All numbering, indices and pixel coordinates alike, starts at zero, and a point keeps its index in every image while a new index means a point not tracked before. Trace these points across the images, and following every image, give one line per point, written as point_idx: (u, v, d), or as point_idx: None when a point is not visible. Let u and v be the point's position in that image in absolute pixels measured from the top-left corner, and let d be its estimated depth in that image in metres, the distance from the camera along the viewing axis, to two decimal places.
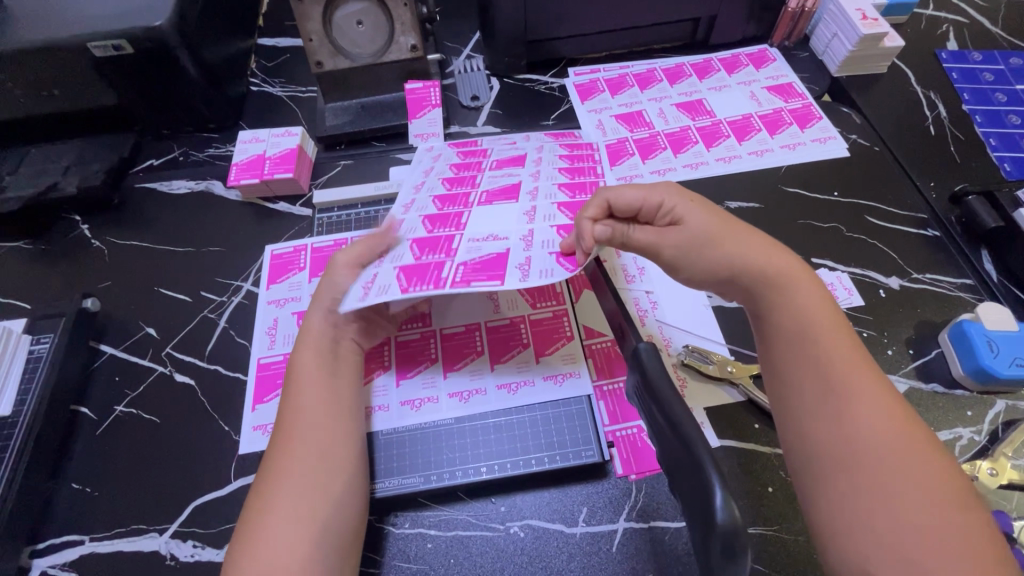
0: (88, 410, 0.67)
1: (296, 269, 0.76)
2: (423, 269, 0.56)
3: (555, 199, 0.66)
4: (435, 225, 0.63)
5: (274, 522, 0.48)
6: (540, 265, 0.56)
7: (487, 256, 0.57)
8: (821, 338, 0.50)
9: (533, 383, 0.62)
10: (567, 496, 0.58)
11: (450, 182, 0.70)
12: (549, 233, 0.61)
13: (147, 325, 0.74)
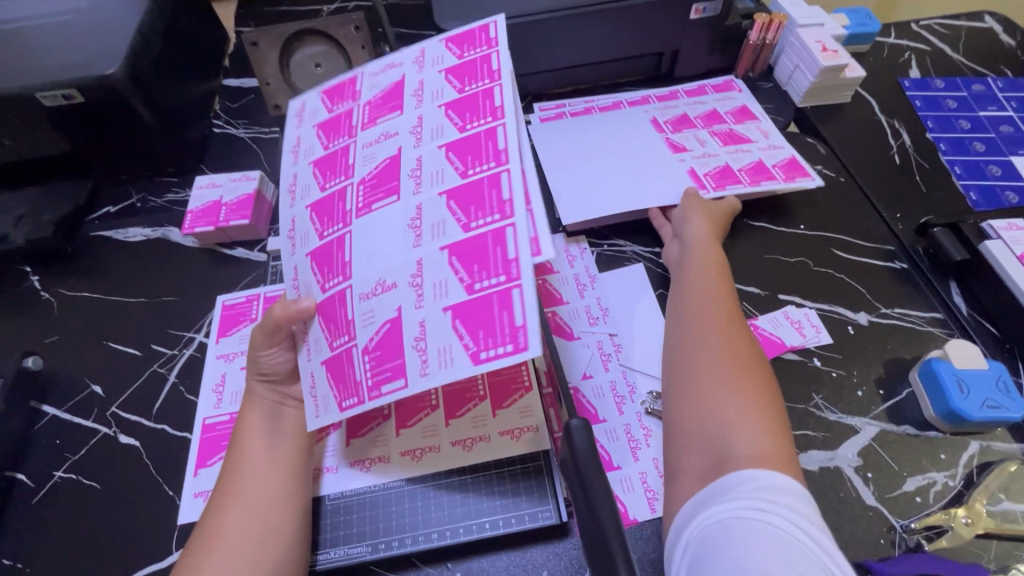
0: (26, 476, 0.64)
1: (247, 321, 0.74)
2: (332, 308, 0.52)
3: (441, 183, 0.50)
4: (322, 221, 0.56)
5: None
6: (433, 277, 0.47)
7: (383, 333, 0.48)
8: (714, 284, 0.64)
9: (488, 439, 0.58)
10: (526, 560, 0.54)
11: (323, 168, 0.58)
12: (438, 267, 0.47)
13: (94, 383, 0.71)
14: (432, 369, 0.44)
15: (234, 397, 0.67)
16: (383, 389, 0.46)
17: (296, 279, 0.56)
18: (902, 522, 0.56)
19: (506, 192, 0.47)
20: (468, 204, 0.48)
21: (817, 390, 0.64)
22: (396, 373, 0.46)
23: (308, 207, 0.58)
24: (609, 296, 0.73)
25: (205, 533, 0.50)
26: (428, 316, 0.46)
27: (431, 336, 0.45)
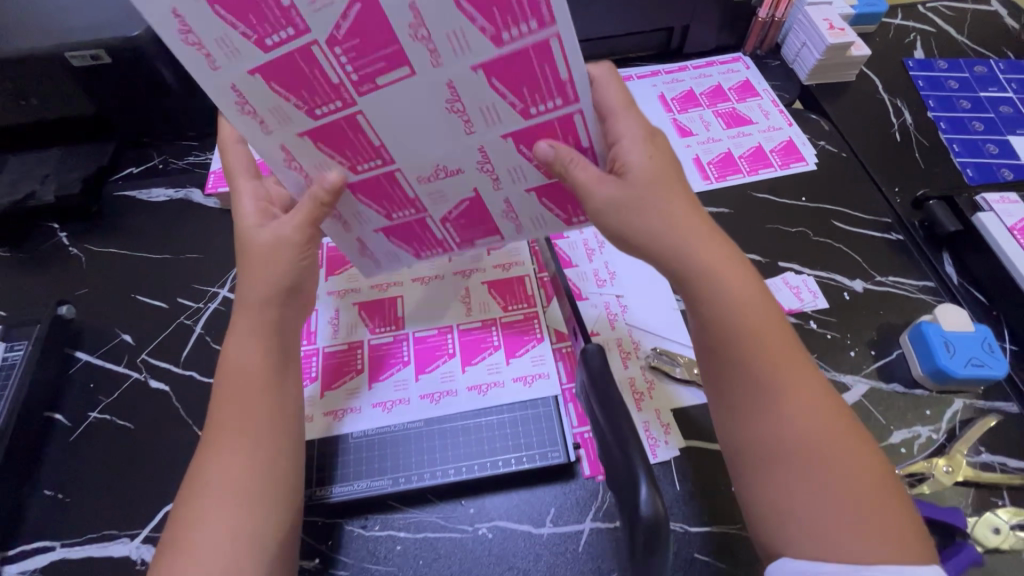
0: (63, 416, 0.68)
1: None
2: (377, 184, 0.56)
3: (469, 54, 0.44)
4: (313, 107, 0.48)
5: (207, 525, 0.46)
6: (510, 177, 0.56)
7: (464, 210, 0.60)
8: (758, 341, 0.49)
9: (503, 384, 0.62)
10: (535, 497, 0.59)
11: (232, 9, 0.41)
12: (504, 150, 0.53)
13: (124, 332, 0.74)
14: (524, 228, 0.63)
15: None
16: (474, 242, 0.66)
17: (294, 161, 0.53)
18: None
19: (563, 70, 0.46)
20: (520, 84, 0.47)
21: (812, 350, 0.68)
22: (487, 229, 0.63)
23: (256, 78, 0.45)
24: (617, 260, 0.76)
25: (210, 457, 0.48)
26: (509, 193, 0.58)
27: (518, 210, 0.61)
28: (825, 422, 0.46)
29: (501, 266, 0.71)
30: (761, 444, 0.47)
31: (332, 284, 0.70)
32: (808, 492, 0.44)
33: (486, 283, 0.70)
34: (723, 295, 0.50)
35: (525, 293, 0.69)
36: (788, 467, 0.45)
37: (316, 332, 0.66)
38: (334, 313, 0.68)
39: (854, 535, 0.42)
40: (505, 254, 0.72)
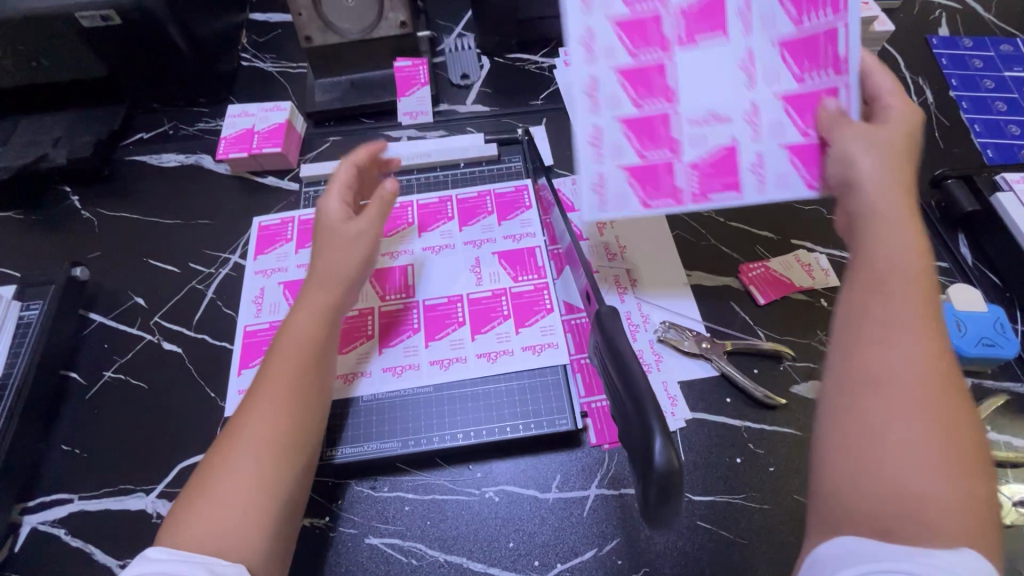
0: (78, 375, 0.69)
1: (283, 241, 0.77)
2: (650, 131, 0.57)
3: (777, 84, 0.56)
4: (638, 91, 0.56)
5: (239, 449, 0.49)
6: (778, 168, 0.57)
7: (716, 154, 0.57)
8: (896, 292, 0.44)
9: (512, 352, 0.63)
10: (542, 464, 0.60)
11: (627, 30, 0.55)
12: (778, 154, 0.56)
13: (137, 295, 0.75)
14: (769, 186, 0.57)
15: (273, 308, 0.71)
16: (711, 195, 0.58)
17: (602, 187, 0.57)
18: None
19: (844, 51, 0.54)
20: (802, 111, 0.56)
21: (821, 327, 0.68)
22: (729, 185, 0.58)
23: (616, 74, 0.55)
24: None
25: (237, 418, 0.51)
26: (685, 154, 0.57)
27: (770, 168, 0.57)
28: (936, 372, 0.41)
29: (512, 237, 0.71)
30: (854, 377, 0.42)
31: None
32: (890, 434, 0.39)
33: (496, 254, 0.70)
34: (887, 246, 0.47)
35: (535, 265, 0.69)
36: (871, 403, 0.41)
37: None
38: None
39: (927, 487, 0.37)
40: (516, 225, 0.72)
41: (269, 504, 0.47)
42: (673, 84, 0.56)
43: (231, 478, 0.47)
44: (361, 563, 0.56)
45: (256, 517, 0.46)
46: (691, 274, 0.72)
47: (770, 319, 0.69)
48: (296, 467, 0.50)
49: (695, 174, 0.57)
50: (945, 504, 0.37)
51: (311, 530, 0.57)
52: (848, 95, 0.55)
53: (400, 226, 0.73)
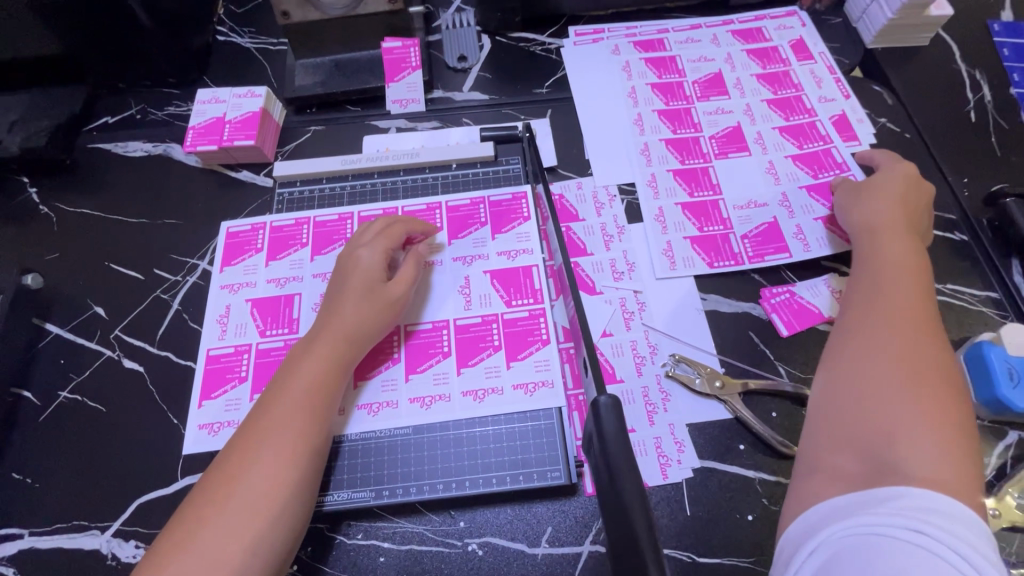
0: (32, 394, 0.63)
1: (253, 250, 0.66)
2: (705, 207, 0.70)
3: (784, 151, 0.74)
4: (683, 156, 0.75)
5: (239, 490, 0.45)
6: (814, 233, 0.68)
7: (764, 227, 0.69)
8: (890, 277, 0.54)
9: (502, 391, 0.56)
10: (532, 515, 0.54)
11: (670, 121, 0.77)
12: (803, 199, 0.71)
13: (97, 304, 0.69)
14: (812, 247, 0.67)
15: (239, 329, 0.62)
16: (766, 257, 0.67)
17: (670, 252, 0.67)
18: None
19: (839, 158, 0.73)
20: (812, 166, 0.73)
21: None
22: (780, 248, 0.67)
23: (670, 172, 0.73)
24: (637, 251, 0.68)
25: (222, 464, 0.47)
26: (736, 211, 0.70)
27: (809, 233, 0.68)
28: (917, 337, 0.48)
29: (507, 254, 0.63)
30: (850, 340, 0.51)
31: (320, 266, 0.65)
32: (874, 377, 0.46)
33: (489, 273, 0.62)
34: (894, 248, 0.57)
35: (531, 288, 0.61)
36: (864, 352, 0.49)
37: (299, 319, 0.62)
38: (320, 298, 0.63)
39: (902, 416, 0.43)
40: (512, 240, 0.64)
41: (245, 568, 0.43)
42: (718, 182, 0.72)
43: (207, 533, 0.44)
44: None
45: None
46: (706, 299, 0.65)
47: (793, 353, 0.61)
48: (277, 526, 0.46)
49: (747, 243, 0.68)
50: (929, 444, 0.41)
51: None
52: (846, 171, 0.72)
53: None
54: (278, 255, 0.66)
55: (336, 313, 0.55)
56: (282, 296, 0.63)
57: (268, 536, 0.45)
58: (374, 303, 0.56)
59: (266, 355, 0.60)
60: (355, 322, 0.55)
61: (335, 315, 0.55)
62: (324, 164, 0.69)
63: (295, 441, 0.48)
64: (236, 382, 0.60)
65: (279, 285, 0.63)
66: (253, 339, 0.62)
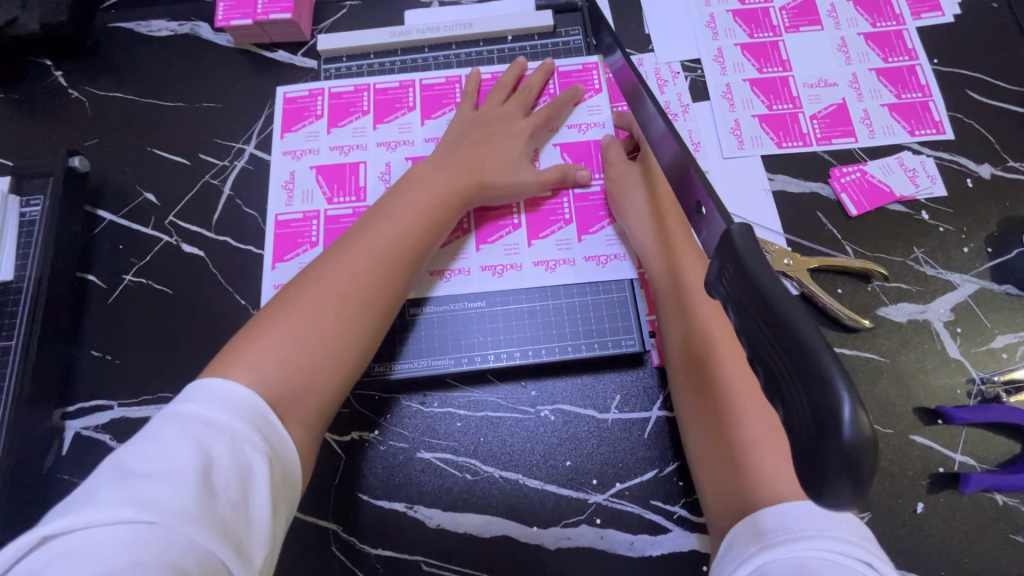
0: (96, 278, 0.64)
1: (312, 118, 0.63)
2: (774, 85, 0.66)
3: (857, 27, 0.69)
4: (751, 29, 0.69)
5: (307, 312, 0.49)
6: (881, 120, 0.65)
7: (834, 108, 0.65)
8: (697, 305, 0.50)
9: (574, 263, 0.59)
10: (600, 384, 0.56)
11: None
12: (872, 81, 0.66)
13: (146, 191, 0.67)
14: (878, 134, 0.64)
15: (306, 196, 0.61)
16: (834, 140, 0.64)
17: (738, 131, 0.65)
18: (983, 375, 0.55)
19: (911, 43, 0.67)
20: (884, 47, 0.68)
21: (918, 243, 0.60)
22: (846, 133, 0.64)
23: (738, 47, 0.68)
24: (703, 130, 0.65)
25: (298, 288, 0.50)
26: (803, 92, 0.66)
27: (875, 119, 0.65)
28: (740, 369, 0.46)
29: (577, 127, 0.63)
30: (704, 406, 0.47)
31: (383, 135, 0.62)
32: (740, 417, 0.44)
33: (556, 146, 0.63)
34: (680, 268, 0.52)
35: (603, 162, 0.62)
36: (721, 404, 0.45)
37: (366, 188, 0.61)
38: (385, 167, 0.61)
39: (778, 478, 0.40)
40: (582, 112, 0.64)
41: (308, 376, 0.47)
42: (787, 58, 0.68)
43: (281, 345, 0.47)
44: (415, 476, 0.55)
45: (296, 395, 0.46)
46: (773, 179, 0.63)
47: (861, 232, 0.61)
48: (339, 360, 0.49)
49: (817, 124, 0.65)
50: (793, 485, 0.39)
51: (361, 444, 0.56)
52: (918, 57, 0.67)
53: (446, 106, 0.63)
54: (339, 122, 0.63)
55: (419, 186, 0.56)
56: (346, 164, 0.61)
57: (332, 368, 0.49)
58: (459, 179, 0.57)
59: (337, 222, 0.60)
60: (436, 196, 0.56)
61: (423, 177, 0.57)
62: (372, 37, 0.65)
63: (361, 286, 0.51)
64: (308, 247, 0.60)
65: (345, 152, 0.62)
66: (320, 207, 0.61)
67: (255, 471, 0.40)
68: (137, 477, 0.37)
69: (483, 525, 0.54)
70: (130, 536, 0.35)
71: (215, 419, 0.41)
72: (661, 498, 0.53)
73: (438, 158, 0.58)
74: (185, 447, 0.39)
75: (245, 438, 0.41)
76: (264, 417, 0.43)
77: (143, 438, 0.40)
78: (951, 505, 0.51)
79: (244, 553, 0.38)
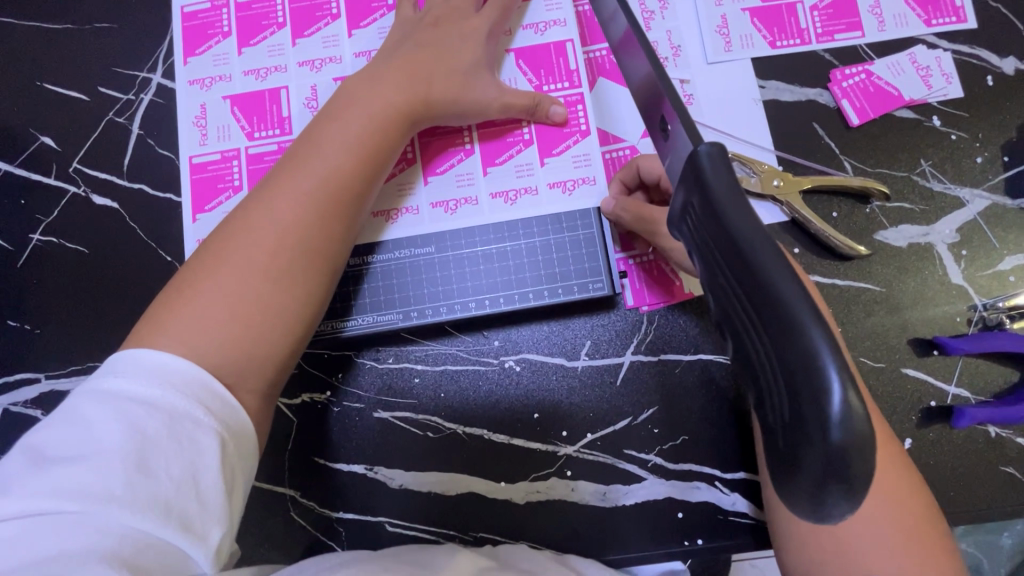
0: (1, 239, 0.56)
1: (218, 36, 0.53)
2: None
3: None
4: None
5: (227, 269, 0.39)
6: (893, 8, 0.55)
7: None
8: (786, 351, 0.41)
9: (537, 192, 0.51)
10: (568, 330, 0.52)
11: None
12: None
13: (43, 134, 0.58)
14: (889, 27, 0.55)
15: (222, 132, 0.51)
16: (837, 36, 0.55)
17: (725, 29, 0.55)
18: (986, 302, 0.50)
19: None
20: None
21: (926, 155, 0.53)
22: (851, 27, 0.55)
23: None
24: (684, 29, 0.56)
25: (222, 236, 0.41)
26: None
27: (886, 7, 0.55)
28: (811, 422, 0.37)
29: (535, 27, 0.53)
30: None
31: (305, 53, 0.52)
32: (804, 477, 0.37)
33: (513, 52, 0.53)
34: None
35: (566, 67, 0.52)
36: None
37: (291, 119, 0.51)
38: (311, 91, 0.52)
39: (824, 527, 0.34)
40: (539, 9, 0.53)
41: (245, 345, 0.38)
42: None
43: (208, 300, 0.38)
44: (372, 436, 0.52)
45: (243, 362, 0.38)
46: (765, 87, 0.54)
47: (863, 145, 0.53)
48: (287, 316, 0.41)
49: (817, 16, 0.55)
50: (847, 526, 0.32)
51: (313, 406, 0.52)
52: None
53: (377, 11, 0.53)
54: (250, 40, 0.52)
55: (356, 103, 0.46)
56: (265, 91, 0.52)
57: (277, 325, 0.40)
58: (401, 93, 0.47)
59: (259, 161, 0.51)
60: (376, 112, 0.46)
61: (355, 93, 0.46)
62: None
63: (297, 234, 0.41)
64: (231, 192, 0.51)
65: (260, 77, 0.52)
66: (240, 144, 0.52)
67: (198, 446, 0.33)
68: (56, 464, 0.31)
69: (449, 482, 0.51)
70: (51, 531, 0.29)
71: (139, 393, 0.33)
72: (635, 447, 0.50)
73: (368, 69, 0.48)
74: (104, 427, 0.32)
75: (181, 410, 0.33)
76: (205, 384, 0.35)
77: (58, 416, 0.33)
78: (941, 440, 0.49)
79: (197, 535, 0.32)
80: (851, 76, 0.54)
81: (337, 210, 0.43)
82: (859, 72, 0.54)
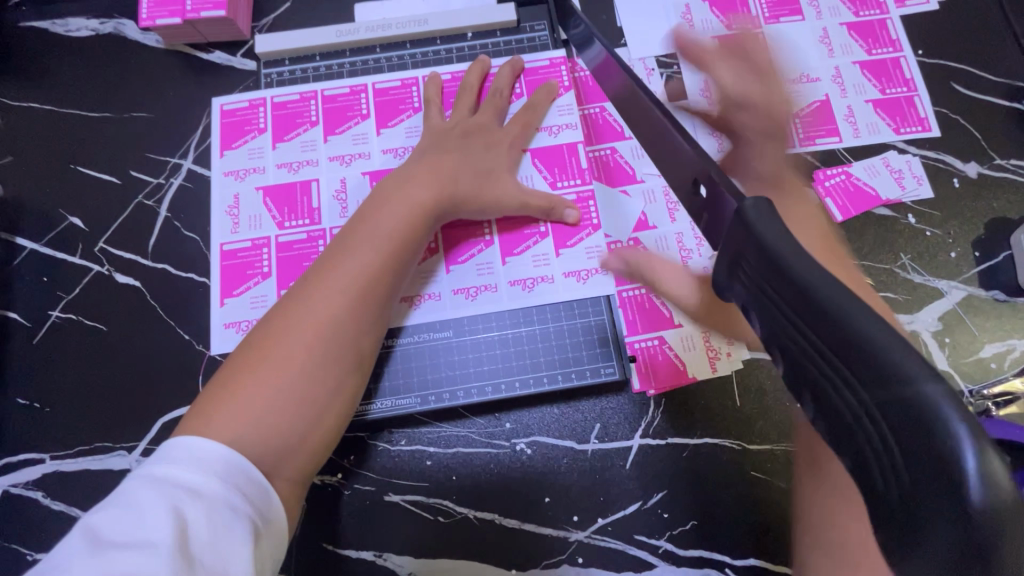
0: (19, 315, 0.57)
1: (253, 130, 0.57)
2: None
3: (839, 16, 0.64)
4: (728, 19, 0.65)
5: (274, 364, 0.43)
6: (866, 116, 0.61)
7: (818, 107, 0.61)
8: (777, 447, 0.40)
9: (552, 280, 0.55)
10: (578, 413, 0.53)
11: None
12: (856, 75, 0.62)
13: (72, 215, 0.60)
14: (864, 133, 0.61)
15: (254, 222, 0.54)
16: (818, 141, 0.60)
17: (718, 132, 0.61)
18: (972, 387, 0.53)
19: (895, 33, 0.63)
20: (868, 37, 0.63)
21: (905, 249, 0.57)
22: (830, 133, 0.61)
23: (714, 41, 0.64)
24: None
25: (268, 329, 0.44)
26: (785, 89, 0.62)
27: (860, 116, 0.61)
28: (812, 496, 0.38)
29: (549, 130, 0.58)
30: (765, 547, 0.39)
31: (335, 148, 0.56)
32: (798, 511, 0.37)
33: (529, 151, 0.57)
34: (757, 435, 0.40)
35: (577, 167, 0.57)
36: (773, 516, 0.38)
37: (320, 210, 0.55)
38: (341, 184, 0.55)
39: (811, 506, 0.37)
40: (552, 113, 0.58)
41: (294, 432, 0.42)
42: (768, 51, 0.63)
43: (260, 396, 0.41)
44: (383, 523, 0.51)
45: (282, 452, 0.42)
46: None
47: (848, 241, 0.58)
48: (336, 404, 0.45)
49: (799, 123, 0.61)
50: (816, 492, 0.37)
51: (324, 490, 0.52)
52: (903, 48, 0.63)
53: (403, 112, 0.58)
54: (285, 136, 0.57)
55: (386, 201, 0.50)
56: (297, 183, 0.55)
57: (320, 417, 0.44)
58: (428, 188, 0.51)
59: (289, 249, 0.54)
60: (405, 209, 0.50)
61: (391, 191, 0.51)
62: (316, 37, 0.59)
63: (335, 327, 0.45)
64: (259, 278, 0.53)
65: (292, 170, 0.55)
66: (269, 231, 0.55)
67: (239, 535, 0.36)
68: (113, 549, 0.33)
69: (458, 567, 0.50)
70: None
71: (190, 478, 0.36)
72: (645, 533, 0.50)
73: (397, 171, 0.53)
74: (150, 511, 0.34)
75: (228, 499, 0.36)
76: (251, 474, 0.38)
77: (118, 497, 0.36)
78: None
79: None
80: (833, 176, 0.59)
81: (368, 301, 0.47)
82: (840, 174, 0.59)
